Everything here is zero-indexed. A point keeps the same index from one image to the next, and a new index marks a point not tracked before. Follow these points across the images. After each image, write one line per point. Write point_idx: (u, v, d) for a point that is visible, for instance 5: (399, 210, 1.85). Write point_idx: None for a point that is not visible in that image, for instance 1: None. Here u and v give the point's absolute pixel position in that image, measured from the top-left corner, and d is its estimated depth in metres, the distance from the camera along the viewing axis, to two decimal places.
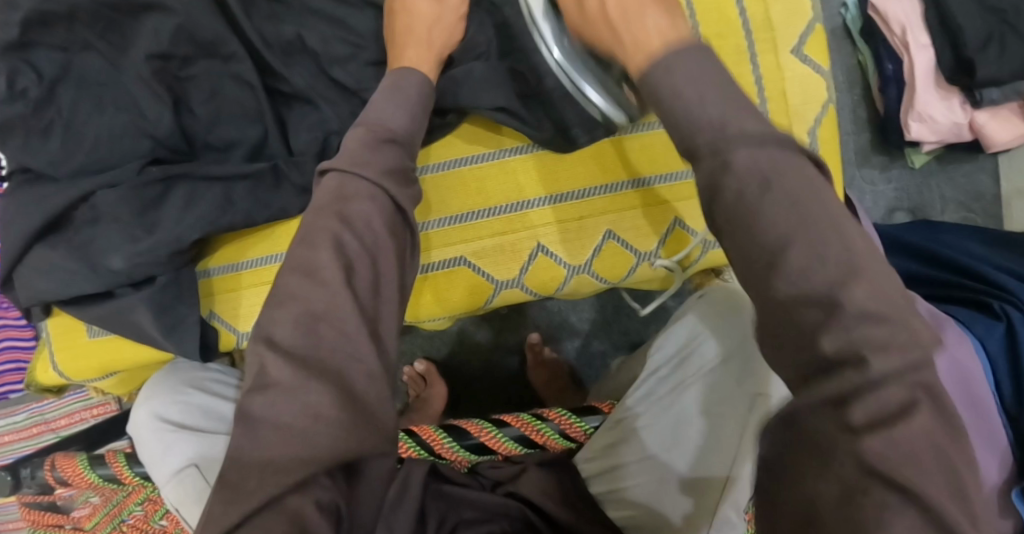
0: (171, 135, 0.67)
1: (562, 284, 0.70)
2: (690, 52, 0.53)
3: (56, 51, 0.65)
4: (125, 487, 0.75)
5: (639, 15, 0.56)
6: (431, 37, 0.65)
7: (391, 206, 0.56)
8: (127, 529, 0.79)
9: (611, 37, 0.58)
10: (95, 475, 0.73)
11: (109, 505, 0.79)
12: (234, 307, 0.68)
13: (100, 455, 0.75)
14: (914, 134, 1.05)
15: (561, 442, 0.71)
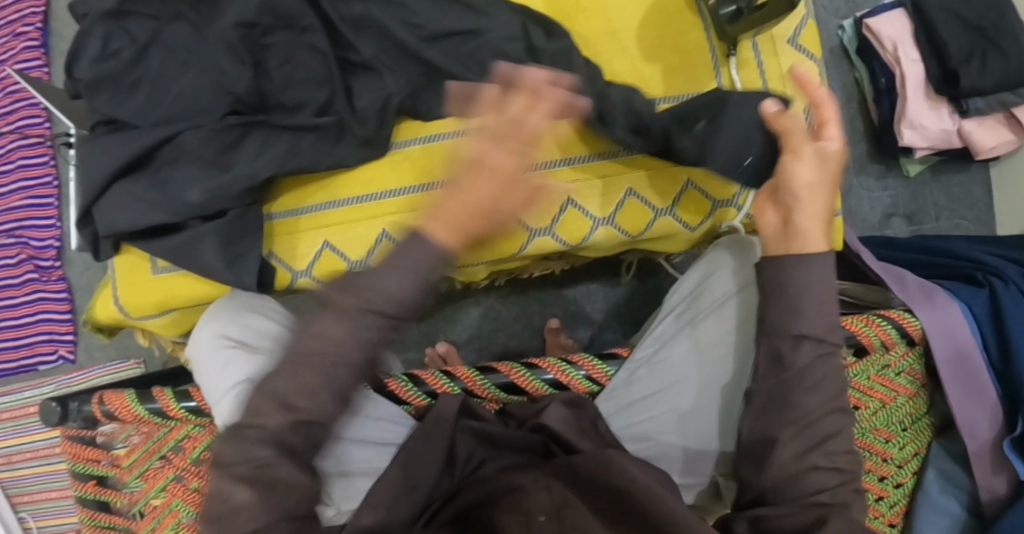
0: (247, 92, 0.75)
1: (589, 235, 0.77)
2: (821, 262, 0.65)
3: (150, 17, 0.74)
4: (170, 422, 0.83)
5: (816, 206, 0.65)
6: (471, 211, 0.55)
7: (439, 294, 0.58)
8: (166, 463, 0.83)
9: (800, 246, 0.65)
10: (144, 409, 0.81)
11: (150, 442, 0.83)
12: (293, 248, 0.78)
13: (148, 393, 0.83)
14: (907, 141, 1.14)
15: (584, 383, 0.78)
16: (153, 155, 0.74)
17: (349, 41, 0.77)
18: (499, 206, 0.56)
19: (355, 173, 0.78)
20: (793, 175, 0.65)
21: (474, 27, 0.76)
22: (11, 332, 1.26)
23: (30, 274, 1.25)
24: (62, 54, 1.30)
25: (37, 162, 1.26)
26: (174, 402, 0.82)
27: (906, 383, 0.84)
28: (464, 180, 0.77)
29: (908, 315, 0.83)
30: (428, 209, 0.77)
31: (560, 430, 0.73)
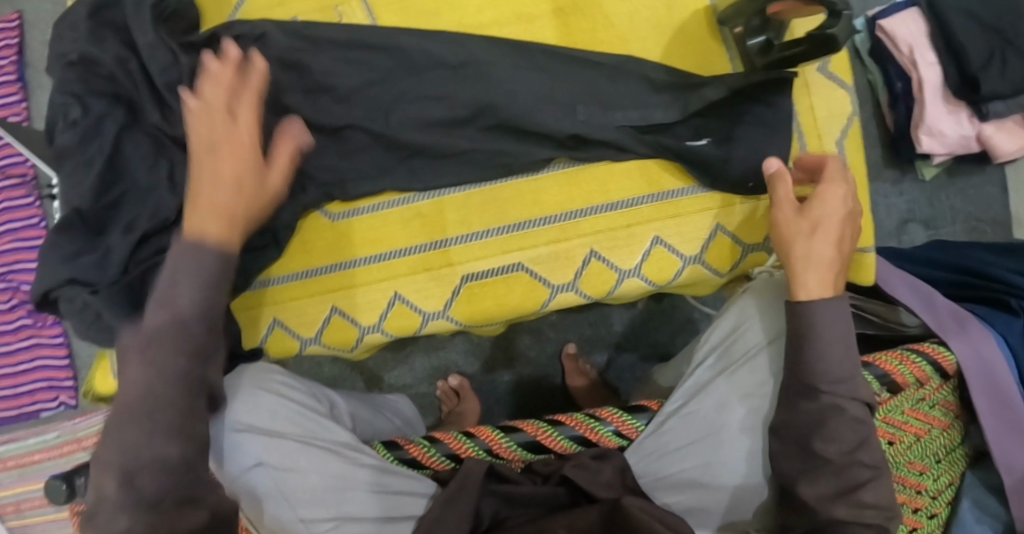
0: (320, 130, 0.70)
1: (614, 287, 0.74)
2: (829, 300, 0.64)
3: (100, 94, 0.73)
4: None
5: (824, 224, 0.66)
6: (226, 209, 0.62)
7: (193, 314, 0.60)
8: None
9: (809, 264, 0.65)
10: None
11: None
12: (300, 315, 0.75)
13: None
14: (924, 148, 1.11)
15: (614, 439, 0.75)
16: (124, 228, 0.74)
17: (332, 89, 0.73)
18: (223, 200, 0.62)
19: (365, 231, 0.74)
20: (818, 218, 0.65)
21: (462, 73, 0.72)
22: (10, 380, 1.23)
23: (23, 320, 1.22)
24: (40, 86, 1.25)
25: (22, 203, 1.21)
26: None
27: (940, 416, 0.82)
28: (480, 234, 0.74)
29: (942, 349, 0.81)
30: (443, 268, 0.73)
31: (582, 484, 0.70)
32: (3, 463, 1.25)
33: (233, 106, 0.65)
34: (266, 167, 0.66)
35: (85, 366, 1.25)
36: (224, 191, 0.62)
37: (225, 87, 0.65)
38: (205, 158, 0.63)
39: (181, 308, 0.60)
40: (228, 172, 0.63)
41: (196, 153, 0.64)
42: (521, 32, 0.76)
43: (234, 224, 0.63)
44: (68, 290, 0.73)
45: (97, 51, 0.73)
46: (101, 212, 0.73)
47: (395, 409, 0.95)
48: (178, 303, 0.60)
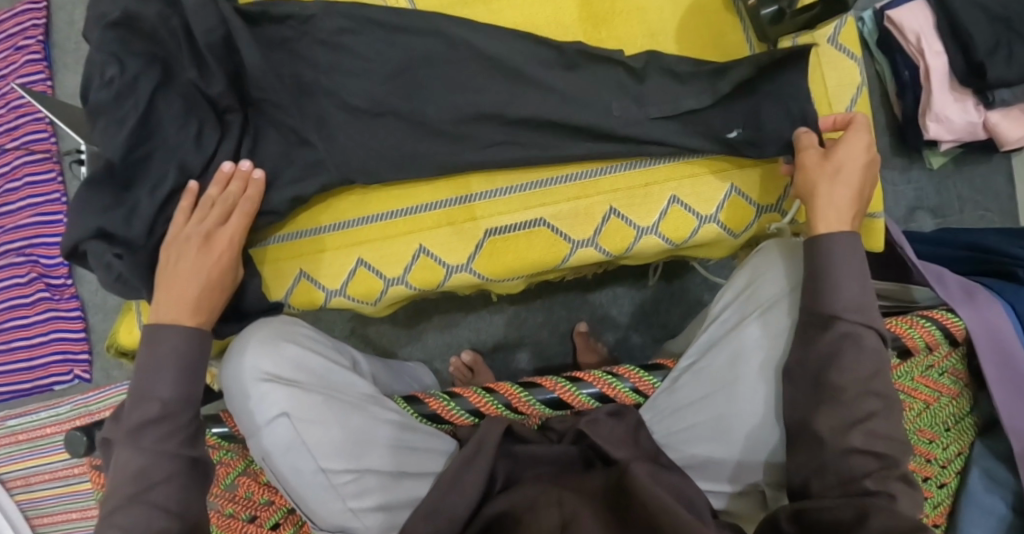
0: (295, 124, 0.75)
1: (633, 245, 0.76)
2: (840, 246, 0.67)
3: (138, 54, 0.74)
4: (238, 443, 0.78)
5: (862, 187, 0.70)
6: (184, 292, 0.69)
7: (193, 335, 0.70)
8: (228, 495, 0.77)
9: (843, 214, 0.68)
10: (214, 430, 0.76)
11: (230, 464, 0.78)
12: (324, 267, 0.76)
13: (217, 416, 0.79)
14: (931, 134, 1.13)
15: (631, 395, 0.77)
16: (155, 186, 0.75)
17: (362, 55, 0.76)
18: (205, 296, 0.70)
19: (391, 185, 0.77)
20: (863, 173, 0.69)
21: (489, 38, 0.75)
22: (25, 353, 1.24)
23: (40, 293, 1.23)
24: (66, 66, 1.28)
25: (44, 178, 1.23)
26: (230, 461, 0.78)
27: (950, 383, 0.83)
28: (502, 190, 0.76)
29: (950, 315, 0.82)
30: (467, 222, 0.75)
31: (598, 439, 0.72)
32: (15, 436, 1.25)
33: (224, 211, 0.72)
34: (218, 226, 0.72)
35: (99, 340, 1.26)
36: (197, 281, 0.70)
37: (216, 187, 0.73)
38: (184, 251, 0.71)
39: (179, 328, 0.69)
40: (199, 263, 0.71)
41: (188, 238, 0.71)
42: (545, 1, 0.79)
43: (207, 315, 0.71)
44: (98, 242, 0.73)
45: (141, 9, 0.73)
46: (132, 166, 0.74)
47: (414, 376, 0.97)
48: (161, 344, 0.69)
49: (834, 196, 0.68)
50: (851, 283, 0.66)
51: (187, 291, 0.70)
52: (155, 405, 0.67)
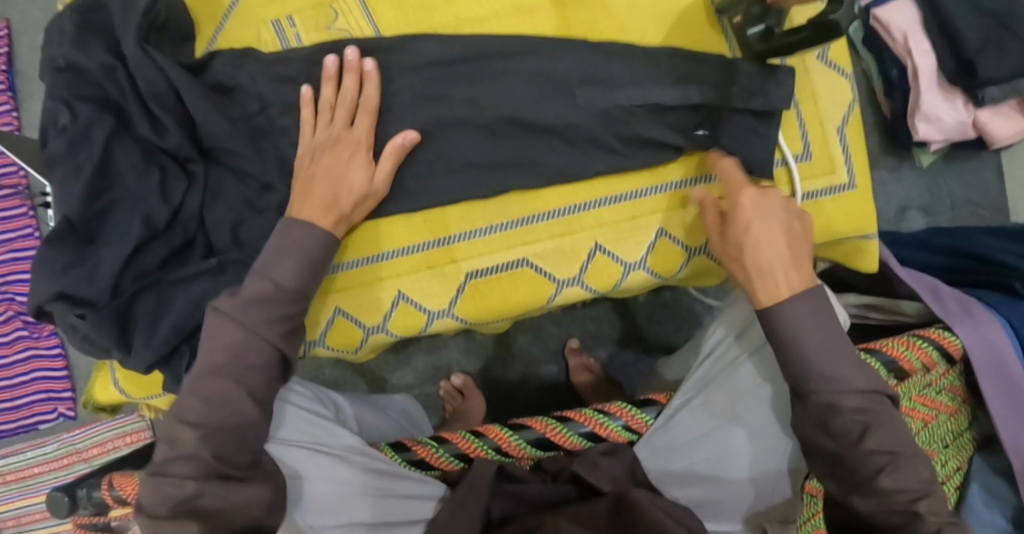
0: (276, 93, 0.75)
1: (620, 281, 0.74)
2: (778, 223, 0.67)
3: (90, 100, 0.73)
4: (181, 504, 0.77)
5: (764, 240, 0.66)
6: (338, 183, 0.67)
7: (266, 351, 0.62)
8: None
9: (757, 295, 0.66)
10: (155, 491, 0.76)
11: None
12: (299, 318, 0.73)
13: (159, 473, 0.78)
14: (921, 135, 1.11)
15: (623, 434, 0.75)
16: (115, 238, 0.72)
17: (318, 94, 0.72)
18: (349, 181, 0.67)
19: (366, 230, 0.72)
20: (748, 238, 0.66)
21: (457, 71, 0.73)
22: (6, 393, 1.22)
23: (19, 332, 1.20)
24: (30, 95, 1.24)
25: (15, 214, 1.20)
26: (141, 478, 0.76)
27: (948, 401, 0.82)
28: (484, 229, 0.73)
29: (948, 333, 0.81)
30: (447, 265, 0.73)
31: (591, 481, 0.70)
32: (2, 477, 1.23)
33: (350, 112, 0.70)
34: (349, 127, 0.69)
35: (82, 376, 1.24)
36: (350, 182, 0.68)
37: (331, 86, 0.70)
38: (322, 154, 0.68)
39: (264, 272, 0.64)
40: (342, 167, 0.68)
41: (322, 142, 0.69)
42: (520, 25, 0.75)
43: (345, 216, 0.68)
44: (59, 304, 0.70)
45: (85, 58, 0.71)
46: (90, 221, 0.72)
47: (398, 409, 0.94)
48: (248, 355, 0.61)
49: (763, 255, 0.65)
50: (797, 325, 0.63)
51: (335, 176, 0.67)
52: (269, 284, 0.62)
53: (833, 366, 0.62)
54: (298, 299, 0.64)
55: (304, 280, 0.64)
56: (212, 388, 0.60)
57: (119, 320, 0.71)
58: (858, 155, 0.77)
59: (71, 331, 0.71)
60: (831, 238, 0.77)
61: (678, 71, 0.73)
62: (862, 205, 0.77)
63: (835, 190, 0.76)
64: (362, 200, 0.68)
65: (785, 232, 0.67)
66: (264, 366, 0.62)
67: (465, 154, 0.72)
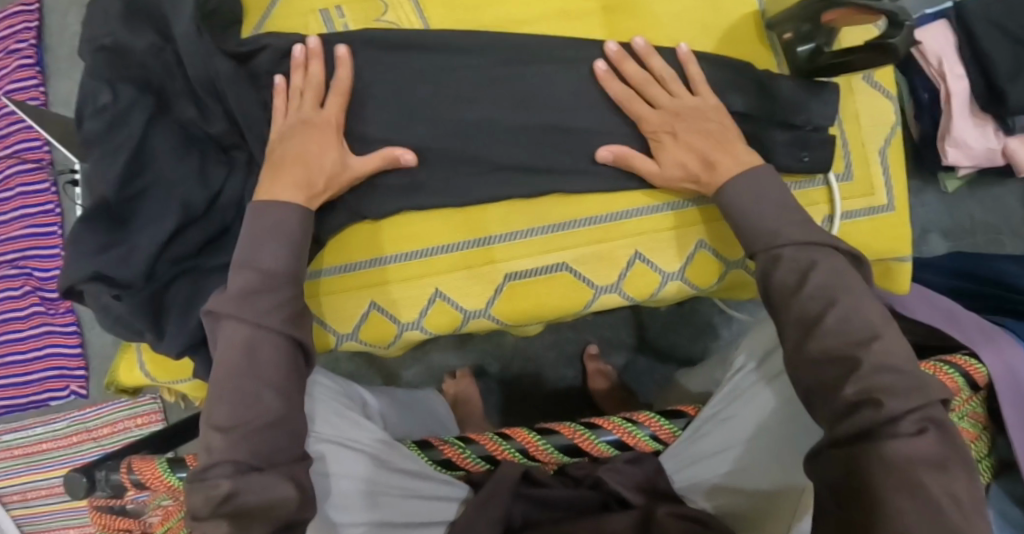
0: None
1: (657, 290, 0.74)
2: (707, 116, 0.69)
3: (132, 81, 0.72)
4: None
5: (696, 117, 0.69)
6: (306, 170, 0.66)
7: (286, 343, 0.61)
8: None
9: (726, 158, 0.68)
10: (176, 478, 0.75)
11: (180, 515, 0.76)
12: (335, 310, 0.73)
13: (180, 459, 0.77)
14: (950, 159, 1.10)
15: (651, 443, 0.74)
16: (150, 221, 0.72)
17: (357, 87, 0.72)
18: (321, 163, 0.67)
19: (406, 226, 0.72)
20: (646, 118, 0.70)
21: (503, 73, 0.73)
22: (20, 368, 1.21)
23: (35, 307, 1.20)
24: (59, 72, 1.23)
25: (37, 189, 1.20)
26: (167, 473, 0.75)
27: (970, 427, 0.81)
28: (525, 231, 0.73)
29: (973, 360, 0.80)
30: (485, 265, 0.72)
31: (618, 489, 0.70)
32: (11, 451, 1.23)
33: (319, 95, 0.70)
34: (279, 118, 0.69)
35: (96, 355, 1.23)
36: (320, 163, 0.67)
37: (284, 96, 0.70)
38: (292, 134, 0.68)
39: (266, 266, 0.62)
40: (313, 147, 0.67)
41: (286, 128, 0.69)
42: (570, 29, 0.75)
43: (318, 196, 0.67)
44: (93, 285, 0.70)
45: (130, 39, 0.71)
46: (125, 202, 0.72)
47: (426, 408, 0.94)
48: (260, 350, 0.60)
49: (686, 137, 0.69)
50: (742, 193, 0.66)
51: (304, 155, 0.67)
52: (252, 270, 0.62)
53: (786, 224, 0.64)
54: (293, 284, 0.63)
55: (288, 261, 0.64)
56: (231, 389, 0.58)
57: (152, 302, 0.71)
58: (898, 178, 0.77)
59: (103, 313, 0.71)
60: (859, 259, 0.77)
61: (720, 83, 0.73)
62: (897, 227, 0.77)
63: (874, 212, 0.76)
64: (337, 177, 0.68)
65: (699, 125, 0.69)
66: (278, 353, 0.60)
67: (503, 155, 0.72)
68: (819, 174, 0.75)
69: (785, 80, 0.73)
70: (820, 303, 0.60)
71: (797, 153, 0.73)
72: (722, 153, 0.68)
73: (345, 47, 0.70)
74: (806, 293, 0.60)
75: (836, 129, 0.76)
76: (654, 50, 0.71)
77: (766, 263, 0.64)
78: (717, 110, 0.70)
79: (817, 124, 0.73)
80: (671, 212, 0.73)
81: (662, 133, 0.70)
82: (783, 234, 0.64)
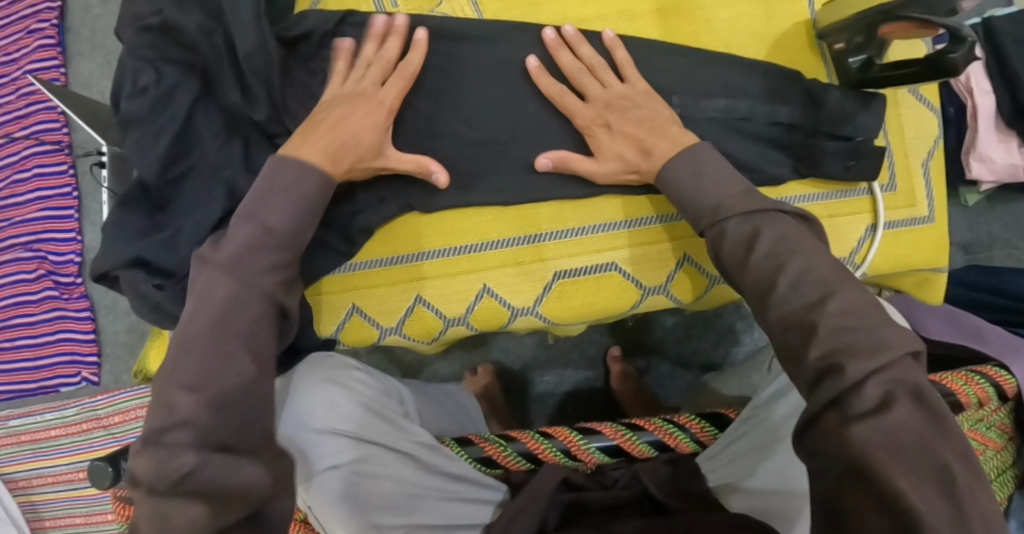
0: None
1: (704, 293, 0.74)
2: (641, 104, 0.69)
3: (176, 63, 0.71)
4: None
5: (620, 107, 0.69)
6: (339, 146, 0.65)
7: (265, 311, 0.58)
8: None
9: (650, 140, 0.67)
10: None
11: None
12: (381, 303, 0.73)
13: None
14: (973, 173, 1.08)
15: (692, 446, 0.76)
16: (191, 208, 0.72)
17: None
18: (360, 136, 0.66)
19: (454, 221, 0.72)
20: (571, 110, 0.70)
21: (554, 69, 0.73)
22: (30, 352, 1.19)
23: (48, 291, 1.17)
24: (81, 53, 1.22)
25: (54, 171, 1.18)
26: None
27: (996, 438, 0.82)
28: (575, 230, 0.73)
29: (1003, 371, 0.81)
30: (535, 263, 0.72)
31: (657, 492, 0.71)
32: (16, 436, 1.21)
33: (385, 73, 0.70)
34: (378, 87, 0.69)
35: (109, 341, 1.22)
36: (345, 133, 0.66)
37: (346, 61, 0.71)
38: (338, 106, 0.67)
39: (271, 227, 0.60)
40: (351, 121, 0.66)
41: (318, 132, 0.66)
42: (624, 29, 0.75)
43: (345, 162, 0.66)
44: (133, 271, 0.69)
45: (178, 20, 0.70)
46: (165, 186, 0.71)
47: (459, 403, 0.93)
48: (241, 309, 0.56)
49: (612, 127, 0.69)
50: (680, 173, 0.65)
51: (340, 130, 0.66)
52: (255, 229, 0.60)
53: (730, 196, 0.61)
54: (285, 243, 0.61)
55: (296, 224, 0.62)
56: (205, 346, 0.54)
57: None
58: (939, 191, 0.78)
59: (140, 302, 0.70)
60: (898, 270, 0.78)
61: (768, 89, 0.74)
62: (939, 240, 0.78)
63: (915, 223, 0.78)
64: (364, 158, 0.67)
65: (630, 115, 0.68)
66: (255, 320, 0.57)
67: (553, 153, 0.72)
68: (863, 184, 0.76)
69: (835, 90, 0.74)
70: (770, 264, 0.56)
71: (842, 161, 0.74)
72: (659, 138, 0.67)
73: (425, 33, 0.70)
74: (755, 261, 0.57)
75: (882, 140, 0.77)
76: (585, 40, 0.71)
77: (712, 235, 0.61)
78: (648, 96, 0.69)
79: (864, 132, 0.73)
80: None
81: (596, 126, 0.70)
82: (727, 205, 0.61)
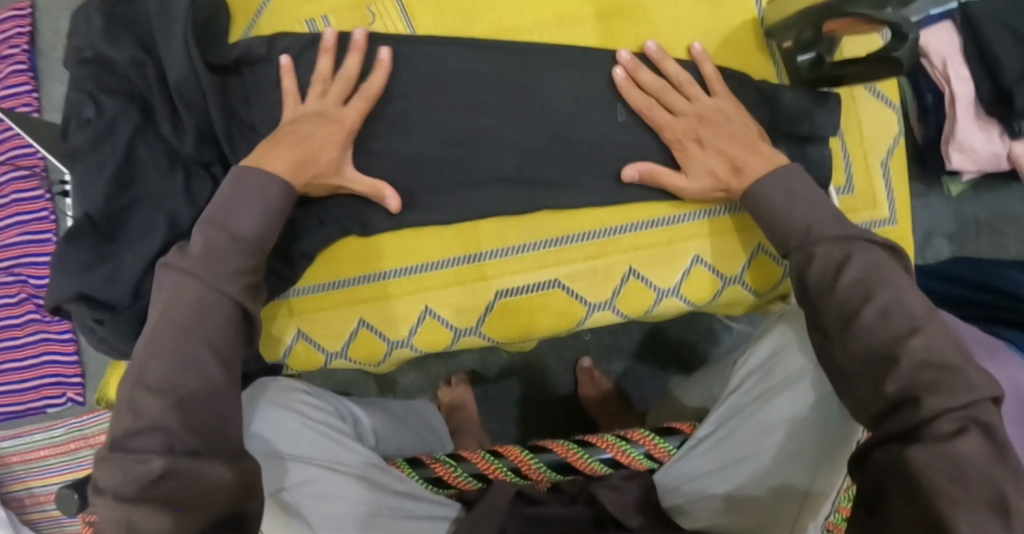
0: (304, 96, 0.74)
1: (652, 307, 0.73)
2: (738, 118, 0.68)
3: (115, 94, 0.71)
4: None
5: (728, 121, 0.68)
6: (306, 158, 0.65)
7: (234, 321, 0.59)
8: None
9: (742, 155, 0.67)
10: None
11: None
12: (325, 327, 0.73)
13: None
14: (953, 165, 1.02)
15: (645, 462, 0.74)
16: (136, 237, 0.71)
17: None
18: (319, 154, 0.66)
19: (394, 243, 0.72)
20: (661, 124, 0.69)
21: (493, 84, 0.72)
22: (16, 374, 1.21)
23: (30, 315, 1.19)
24: (51, 76, 1.22)
25: (31, 195, 1.20)
26: None
27: None
28: (517, 247, 0.72)
29: None
30: (478, 281, 0.72)
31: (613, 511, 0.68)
32: (8, 457, 1.23)
33: (346, 90, 0.69)
34: (340, 106, 0.68)
35: (92, 361, 1.23)
36: (304, 151, 0.65)
37: (293, 77, 0.70)
38: (303, 122, 0.67)
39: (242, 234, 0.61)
40: (314, 138, 0.66)
41: (277, 143, 0.66)
42: (565, 38, 0.73)
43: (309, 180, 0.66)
44: (79, 304, 0.69)
45: (113, 51, 0.70)
46: (112, 217, 0.71)
47: (424, 421, 0.93)
48: (210, 316, 0.58)
49: (709, 142, 0.68)
50: (773, 193, 0.65)
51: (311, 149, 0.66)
52: (224, 234, 0.60)
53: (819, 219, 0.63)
54: (254, 251, 0.61)
55: (265, 231, 0.62)
56: (173, 351, 0.56)
57: (140, 322, 0.71)
58: (901, 191, 0.76)
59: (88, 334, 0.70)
60: None
61: None
62: (900, 242, 0.76)
63: (875, 225, 0.75)
64: (326, 177, 0.67)
65: (739, 128, 0.68)
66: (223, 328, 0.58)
67: (495, 168, 0.71)
68: None
69: (785, 92, 0.72)
70: (857, 296, 0.57)
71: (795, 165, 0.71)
72: (750, 155, 0.67)
73: (388, 52, 0.69)
74: (843, 287, 0.58)
75: (837, 141, 0.75)
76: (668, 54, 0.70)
77: (800, 260, 0.62)
78: (737, 111, 0.68)
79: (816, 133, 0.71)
80: (664, 228, 0.72)
81: (687, 140, 0.68)
82: (819, 228, 0.62)
